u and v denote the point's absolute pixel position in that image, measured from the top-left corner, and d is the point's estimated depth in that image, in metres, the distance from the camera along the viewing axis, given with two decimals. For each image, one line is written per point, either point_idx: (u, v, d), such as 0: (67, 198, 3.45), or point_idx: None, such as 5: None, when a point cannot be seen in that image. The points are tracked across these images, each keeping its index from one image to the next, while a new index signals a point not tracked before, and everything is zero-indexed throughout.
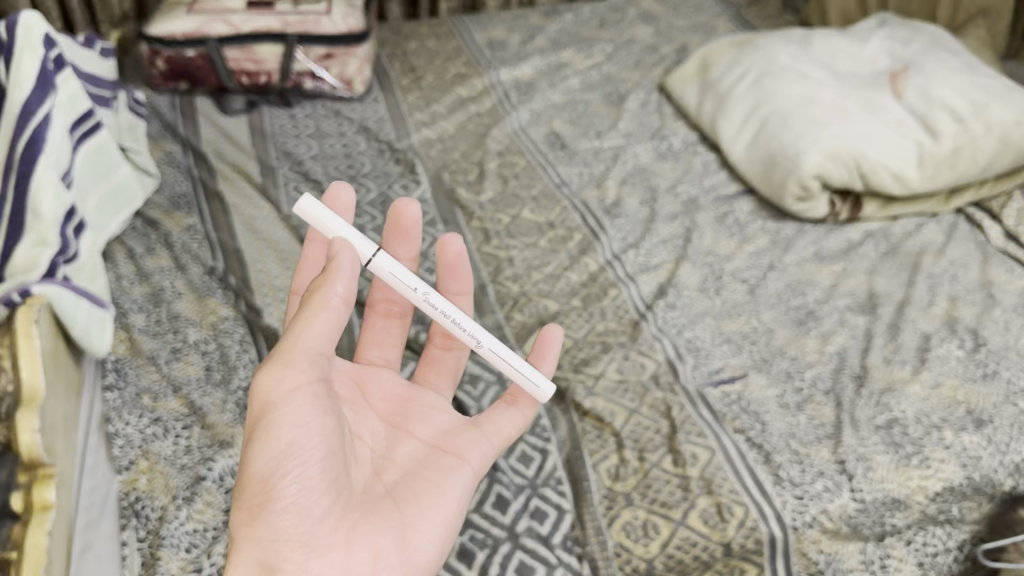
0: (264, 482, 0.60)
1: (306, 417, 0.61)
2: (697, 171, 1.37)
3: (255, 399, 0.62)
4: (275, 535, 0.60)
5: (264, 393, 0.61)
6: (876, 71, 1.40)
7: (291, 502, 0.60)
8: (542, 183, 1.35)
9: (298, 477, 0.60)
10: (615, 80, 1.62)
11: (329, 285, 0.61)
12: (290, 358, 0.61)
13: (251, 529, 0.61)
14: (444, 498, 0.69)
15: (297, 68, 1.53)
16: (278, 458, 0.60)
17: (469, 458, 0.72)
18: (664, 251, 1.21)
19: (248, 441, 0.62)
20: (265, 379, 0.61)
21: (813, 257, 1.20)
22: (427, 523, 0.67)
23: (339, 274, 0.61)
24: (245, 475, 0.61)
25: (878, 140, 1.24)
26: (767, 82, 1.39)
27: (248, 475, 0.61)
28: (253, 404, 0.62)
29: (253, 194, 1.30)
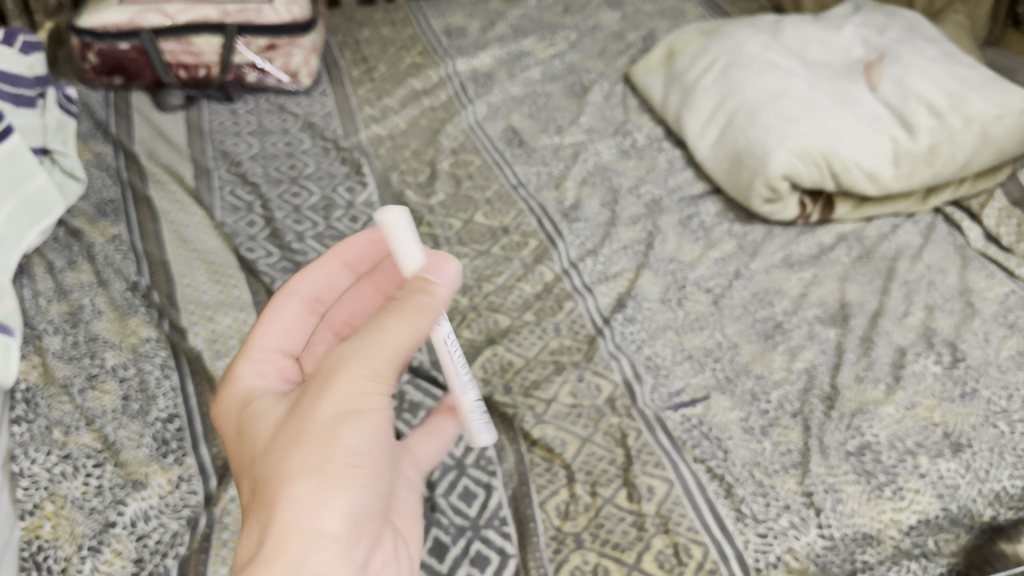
0: (348, 462, 0.45)
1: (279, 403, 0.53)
2: (662, 169, 1.29)
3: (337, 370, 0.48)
4: (325, 528, 0.44)
5: (364, 375, 0.48)
6: (851, 58, 1.31)
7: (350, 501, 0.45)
8: (498, 184, 1.27)
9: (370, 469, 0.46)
10: (579, 69, 1.54)
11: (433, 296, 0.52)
12: (399, 353, 0.49)
13: (324, 503, 0.44)
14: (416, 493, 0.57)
15: (238, 60, 1.44)
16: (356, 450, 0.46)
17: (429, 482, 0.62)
18: (625, 258, 1.13)
19: (315, 408, 0.47)
20: (360, 346, 0.49)
21: (782, 262, 1.12)
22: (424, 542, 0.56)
23: (440, 292, 0.53)
24: (301, 424, 0.46)
25: (850, 136, 1.16)
26: (735, 73, 1.30)
27: (336, 448, 0.45)
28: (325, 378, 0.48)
29: (185, 200, 1.22)
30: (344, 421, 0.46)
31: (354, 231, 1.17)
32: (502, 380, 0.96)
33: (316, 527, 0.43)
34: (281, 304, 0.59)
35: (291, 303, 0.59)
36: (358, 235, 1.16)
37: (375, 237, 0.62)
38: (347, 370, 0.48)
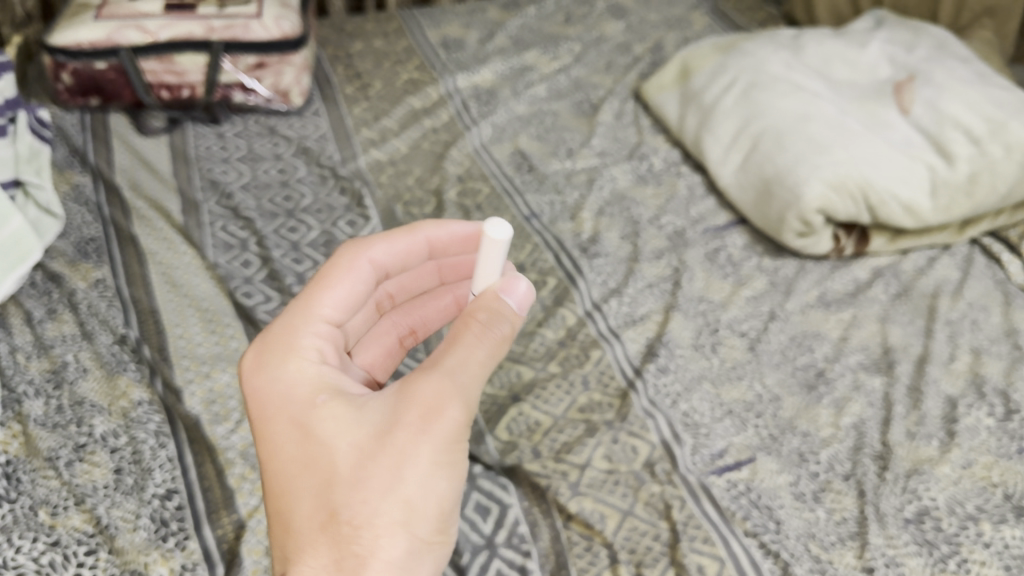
0: (444, 511, 0.52)
1: None
2: (682, 197, 1.22)
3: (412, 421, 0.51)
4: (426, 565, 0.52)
5: (447, 428, 0.51)
6: (877, 77, 1.25)
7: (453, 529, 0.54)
8: (509, 215, 1.19)
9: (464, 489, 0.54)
10: (585, 85, 1.46)
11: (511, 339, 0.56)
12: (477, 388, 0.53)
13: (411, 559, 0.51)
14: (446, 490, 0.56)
15: (224, 79, 1.34)
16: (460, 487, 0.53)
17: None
18: (651, 299, 1.06)
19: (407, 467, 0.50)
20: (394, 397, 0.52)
21: (818, 302, 1.06)
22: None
23: (521, 325, 0.56)
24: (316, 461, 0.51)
25: (885, 164, 1.10)
26: (757, 95, 1.23)
27: (428, 501, 0.51)
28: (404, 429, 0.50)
29: (174, 237, 1.13)
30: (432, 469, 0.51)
31: None
32: (530, 442, 0.88)
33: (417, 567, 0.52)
34: (349, 266, 0.61)
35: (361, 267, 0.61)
36: None
37: (439, 228, 0.66)
38: (434, 423, 0.51)
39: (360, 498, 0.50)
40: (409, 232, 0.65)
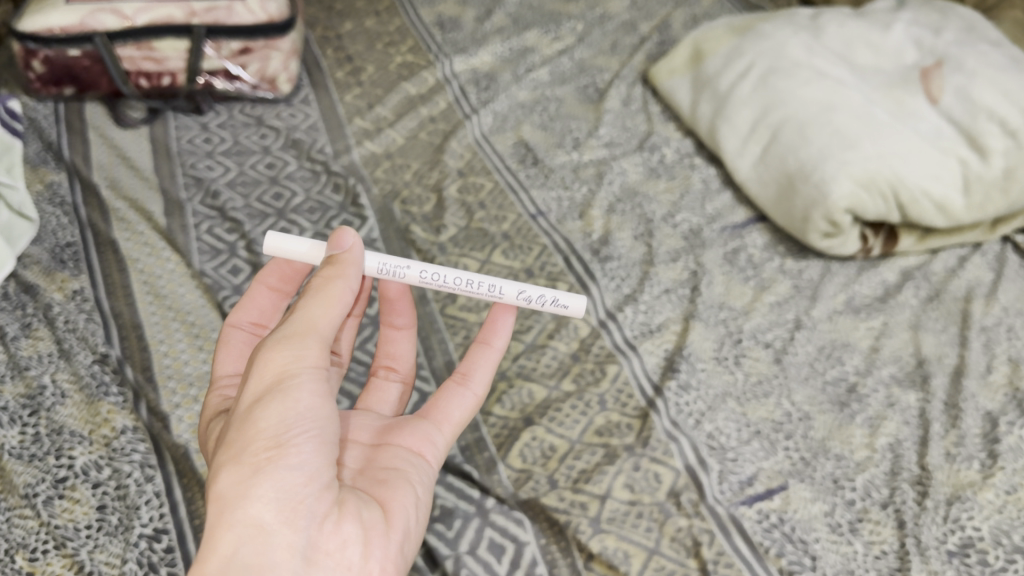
0: (275, 436, 0.55)
1: None
2: (697, 192, 1.16)
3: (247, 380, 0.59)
4: (277, 494, 0.53)
5: (259, 373, 0.58)
6: (904, 63, 1.18)
7: (304, 459, 0.55)
8: (515, 214, 1.12)
9: (312, 422, 0.56)
10: (590, 68, 1.38)
11: (344, 277, 0.63)
12: (301, 330, 0.59)
13: (245, 486, 0.53)
14: (329, 430, 0.57)
15: (207, 66, 1.26)
16: (292, 416, 0.56)
17: (429, 451, 0.70)
18: (669, 307, 0.99)
19: (244, 412, 0.57)
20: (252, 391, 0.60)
21: (845, 307, 1.00)
22: (413, 507, 0.64)
23: (333, 259, 0.64)
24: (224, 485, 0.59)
25: (916, 159, 1.03)
26: (777, 82, 1.16)
27: (251, 431, 0.55)
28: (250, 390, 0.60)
29: (157, 242, 1.05)
30: (253, 406, 0.56)
31: None
32: (545, 470, 0.82)
33: (263, 493, 0.53)
34: (226, 338, 0.76)
35: (236, 335, 0.77)
36: None
37: (272, 271, 0.79)
38: (258, 373, 0.58)
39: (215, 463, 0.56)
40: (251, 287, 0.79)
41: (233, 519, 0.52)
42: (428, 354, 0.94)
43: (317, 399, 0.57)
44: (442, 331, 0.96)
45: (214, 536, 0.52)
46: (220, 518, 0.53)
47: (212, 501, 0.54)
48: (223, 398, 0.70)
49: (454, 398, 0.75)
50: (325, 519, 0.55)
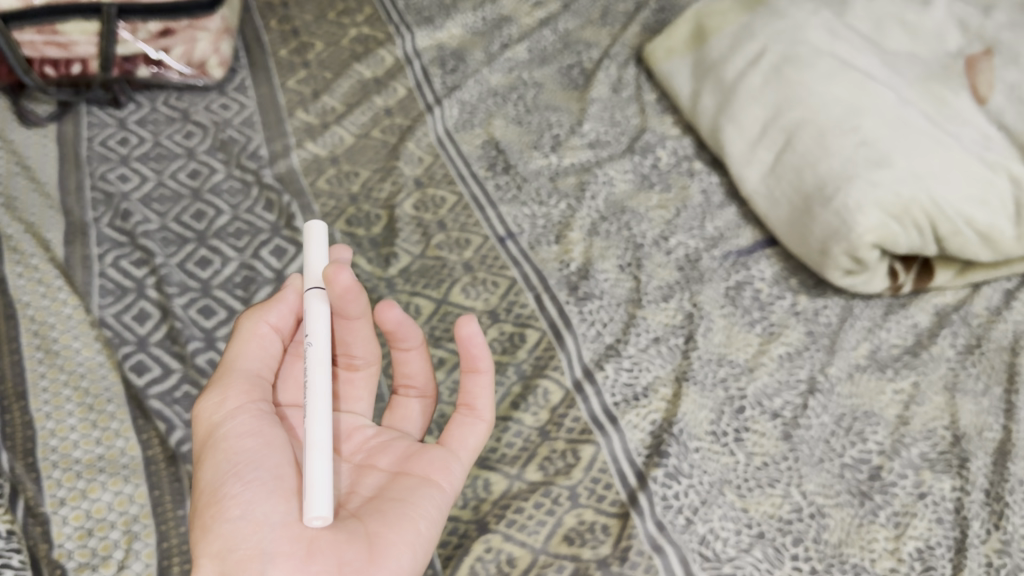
0: (212, 490, 0.50)
1: None
2: (695, 206, 0.98)
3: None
4: (224, 547, 0.48)
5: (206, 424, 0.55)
6: (945, 50, 0.98)
7: (241, 505, 0.49)
8: (480, 238, 0.96)
9: (252, 465, 0.51)
10: (575, 43, 1.19)
11: (263, 314, 0.58)
12: (226, 372, 0.56)
13: (198, 548, 0.49)
14: (275, 468, 0.51)
15: (124, 51, 1.07)
16: (226, 463, 0.51)
17: (445, 479, 0.54)
18: (658, 363, 0.83)
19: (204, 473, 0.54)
20: None
21: (868, 362, 0.84)
22: (417, 539, 0.51)
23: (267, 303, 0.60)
24: None
25: (958, 182, 0.85)
26: (793, 75, 0.97)
27: (198, 492, 0.51)
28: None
29: (53, 279, 0.88)
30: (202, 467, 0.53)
31: None
32: None
33: (210, 551, 0.49)
34: None
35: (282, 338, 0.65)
36: None
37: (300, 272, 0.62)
38: (196, 426, 0.54)
39: None
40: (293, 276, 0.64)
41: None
42: None
43: (253, 436, 0.52)
44: (385, 398, 0.80)
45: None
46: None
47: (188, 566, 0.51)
48: None
49: (461, 426, 0.58)
50: (284, 558, 0.48)
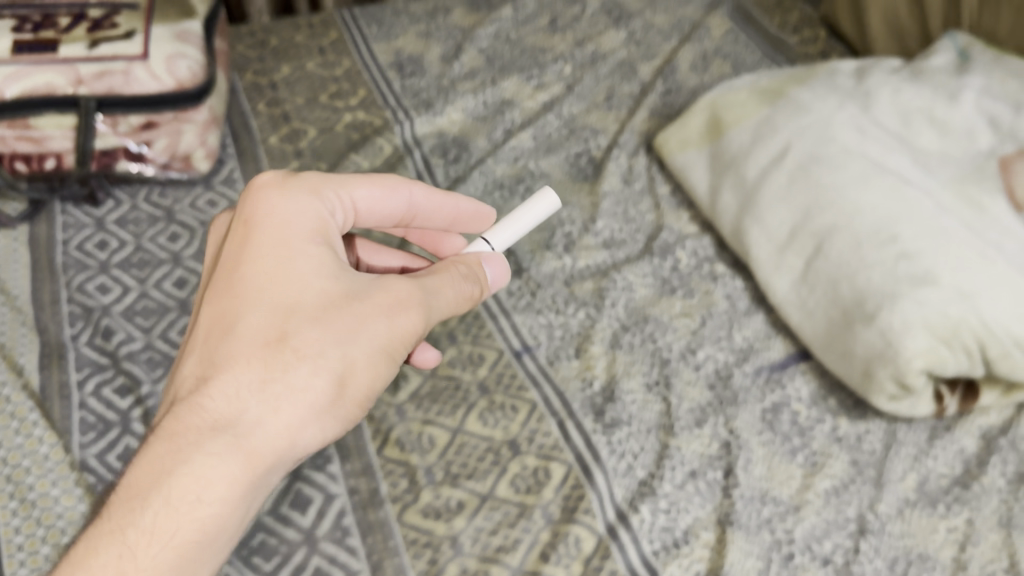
0: (366, 384, 0.57)
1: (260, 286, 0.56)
2: (721, 314, 0.93)
3: (357, 299, 0.57)
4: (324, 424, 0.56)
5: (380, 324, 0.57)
6: (975, 149, 0.93)
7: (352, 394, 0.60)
8: (495, 354, 0.89)
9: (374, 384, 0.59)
10: (583, 129, 1.13)
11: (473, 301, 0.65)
12: (433, 316, 0.60)
13: (323, 401, 0.55)
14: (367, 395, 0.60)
15: (102, 146, 0.99)
16: (380, 379, 0.58)
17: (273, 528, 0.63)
18: (696, 502, 0.77)
19: (357, 326, 0.56)
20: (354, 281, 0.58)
21: (918, 496, 0.79)
22: None
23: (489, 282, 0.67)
24: (278, 317, 0.55)
25: (1008, 299, 0.80)
26: (821, 176, 0.92)
27: (357, 360, 0.56)
28: (345, 280, 0.57)
29: (27, 413, 0.80)
30: (370, 333, 0.56)
31: None
32: None
33: (321, 417, 0.55)
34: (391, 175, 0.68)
35: (405, 193, 0.67)
36: (293, 473, 0.78)
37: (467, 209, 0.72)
38: (390, 311, 0.57)
39: (302, 339, 0.54)
40: (461, 198, 0.72)
41: (296, 419, 0.54)
42: None
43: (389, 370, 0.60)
44: (400, 552, 0.73)
45: (277, 411, 0.53)
46: (283, 403, 0.53)
47: (294, 375, 0.54)
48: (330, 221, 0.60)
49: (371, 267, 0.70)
50: None
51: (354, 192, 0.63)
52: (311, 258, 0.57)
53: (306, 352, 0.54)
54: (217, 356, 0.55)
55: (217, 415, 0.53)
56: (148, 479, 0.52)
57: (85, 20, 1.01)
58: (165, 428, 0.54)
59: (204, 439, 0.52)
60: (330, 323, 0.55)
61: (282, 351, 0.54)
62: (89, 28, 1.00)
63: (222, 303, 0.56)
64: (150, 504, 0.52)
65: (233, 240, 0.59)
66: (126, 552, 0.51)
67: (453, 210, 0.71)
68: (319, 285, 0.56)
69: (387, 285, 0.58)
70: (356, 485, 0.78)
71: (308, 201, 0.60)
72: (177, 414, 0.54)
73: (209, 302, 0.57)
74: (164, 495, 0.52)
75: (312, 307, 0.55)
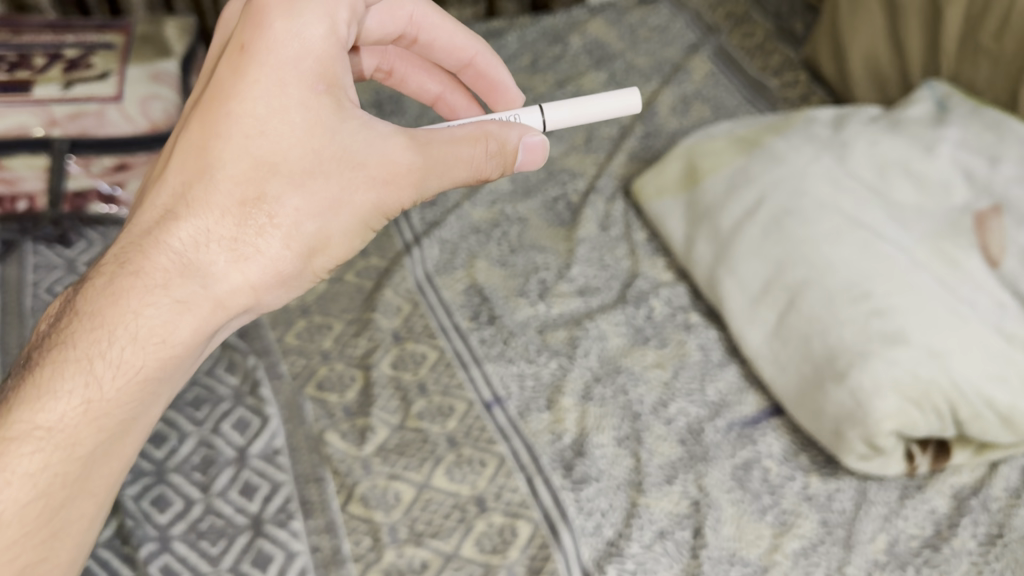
0: (342, 250, 0.56)
1: (261, 123, 0.52)
2: (694, 366, 0.93)
3: (353, 159, 0.53)
4: (287, 291, 0.56)
5: (371, 196, 0.55)
6: (951, 204, 0.92)
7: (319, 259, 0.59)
8: (465, 404, 0.88)
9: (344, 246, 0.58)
10: (560, 173, 1.13)
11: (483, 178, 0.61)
12: (428, 192, 0.58)
13: (293, 274, 0.54)
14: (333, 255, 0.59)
15: (74, 187, 0.99)
16: (357, 243, 0.57)
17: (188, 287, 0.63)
18: (664, 563, 0.76)
19: (350, 197, 0.54)
20: (355, 130, 0.53)
21: (887, 558, 0.78)
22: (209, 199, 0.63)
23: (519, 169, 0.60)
24: (268, 169, 0.52)
25: (980, 359, 0.79)
26: (796, 229, 0.92)
27: (337, 234, 0.55)
28: (342, 119, 0.53)
29: None
30: (358, 210, 0.55)
31: (251, 518, 0.78)
32: None
33: (286, 288, 0.55)
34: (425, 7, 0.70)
35: None
36: (256, 529, 0.77)
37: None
38: (387, 184, 0.55)
39: (291, 200, 0.52)
40: None
41: (263, 295, 0.54)
42: None
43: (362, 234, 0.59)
44: None
45: (246, 278, 0.52)
46: (256, 276, 0.53)
47: (271, 240, 0.53)
48: (341, 47, 0.53)
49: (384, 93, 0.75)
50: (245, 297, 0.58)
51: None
52: (311, 112, 0.52)
53: (287, 211, 0.52)
54: (195, 190, 0.52)
55: (190, 253, 0.51)
56: (110, 311, 0.50)
57: (61, 60, 1.04)
58: (130, 257, 0.51)
59: (173, 291, 0.51)
60: (320, 181, 0.53)
61: (266, 207, 0.52)
62: (65, 69, 1.03)
63: (201, 129, 0.52)
64: (117, 336, 0.50)
65: (226, 61, 0.52)
66: (92, 381, 0.50)
67: (466, 44, 0.73)
68: (314, 134, 0.52)
69: (390, 149, 0.54)
70: (319, 542, 0.76)
71: (320, 21, 0.53)
72: (143, 248, 0.51)
73: (190, 123, 0.52)
74: (130, 332, 0.50)
75: (304, 160, 0.52)
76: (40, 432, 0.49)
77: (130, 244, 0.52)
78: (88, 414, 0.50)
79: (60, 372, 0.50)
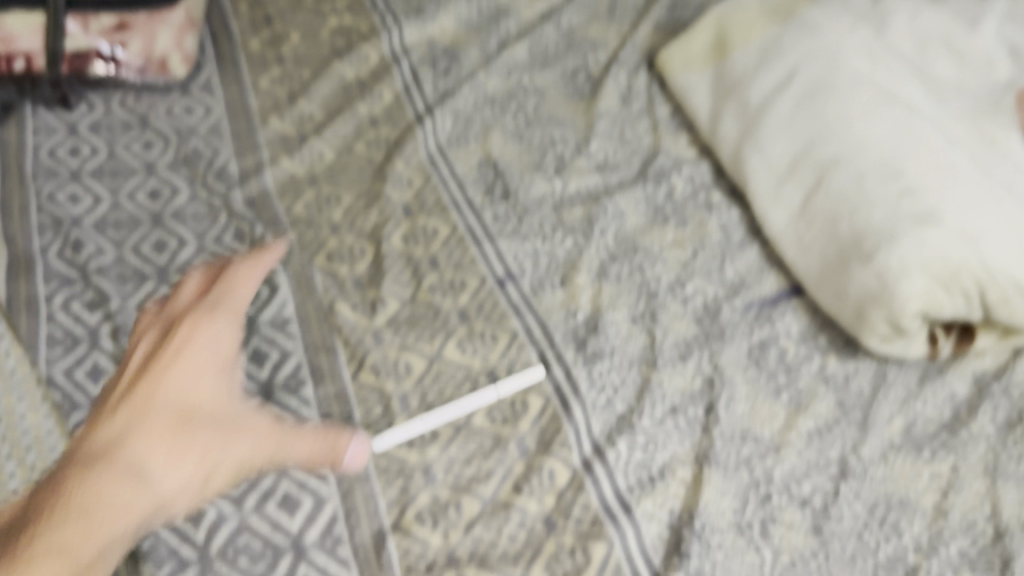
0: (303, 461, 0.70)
1: (155, 458, 0.66)
2: (715, 244, 0.90)
3: (274, 450, 0.69)
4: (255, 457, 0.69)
5: (246, 453, 0.69)
6: (993, 80, 0.88)
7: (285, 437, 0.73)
8: (478, 280, 0.86)
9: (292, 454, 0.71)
10: (580, 44, 1.08)
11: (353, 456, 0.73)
12: (331, 443, 0.71)
13: (262, 451, 0.69)
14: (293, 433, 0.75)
15: (74, 48, 0.95)
16: (312, 453, 0.70)
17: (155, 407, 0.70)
18: (675, 439, 0.75)
19: (263, 452, 0.69)
20: (251, 445, 0.69)
21: (903, 440, 0.77)
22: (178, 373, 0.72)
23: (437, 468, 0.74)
24: (183, 439, 0.68)
25: (1015, 242, 0.76)
26: (828, 105, 0.87)
27: (302, 446, 0.69)
28: (262, 439, 0.70)
29: None
30: (270, 452, 0.69)
31: (261, 386, 0.78)
32: None
33: (271, 459, 0.70)
34: None
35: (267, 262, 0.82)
36: (266, 397, 0.76)
37: None
38: (338, 455, 0.70)
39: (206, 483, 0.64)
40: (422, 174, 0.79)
41: (255, 462, 0.68)
42: (351, 523, 0.69)
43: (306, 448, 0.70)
44: (372, 480, 0.72)
45: (219, 479, 0.67)
46: (221, 478, 0.68)
47: (196, 476, 0.67)
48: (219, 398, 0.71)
49: None
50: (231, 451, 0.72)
51: (236, 299, 0.78)
52: (214, 437, 0.68)
53: (217, 460, 0.67)
54: (121, 455, 0.65)
55: (130, 469, 0.64)
56: (118, 499, 0.62)
57: None
58: (125, 469, 0.64)
59: (175, 470, 0.66)
60: (240, 447, 0.69)
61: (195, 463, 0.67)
62: None
63: (130, 417, 0.68)
64: (146, 480, 0.65)
65: (152, 371, 0.72)
66: (143, 484, 0.64)
67: None
68: (234, 445, 0.69)
69: (309, 448, 0.70)
70: (329, 409, 0.76)
71: (218, 335, 0.74)
72: (97, 482, 0.62)
73: (112, 421, 0.68)
74: (145, 485, 0.64)
75: (219, 456, 0.68)
76: (130, 477, 0.64)
77: (106, 444, 0.66)
78: (155, 502, 0.64)
79: (116, 479, 0.63)
